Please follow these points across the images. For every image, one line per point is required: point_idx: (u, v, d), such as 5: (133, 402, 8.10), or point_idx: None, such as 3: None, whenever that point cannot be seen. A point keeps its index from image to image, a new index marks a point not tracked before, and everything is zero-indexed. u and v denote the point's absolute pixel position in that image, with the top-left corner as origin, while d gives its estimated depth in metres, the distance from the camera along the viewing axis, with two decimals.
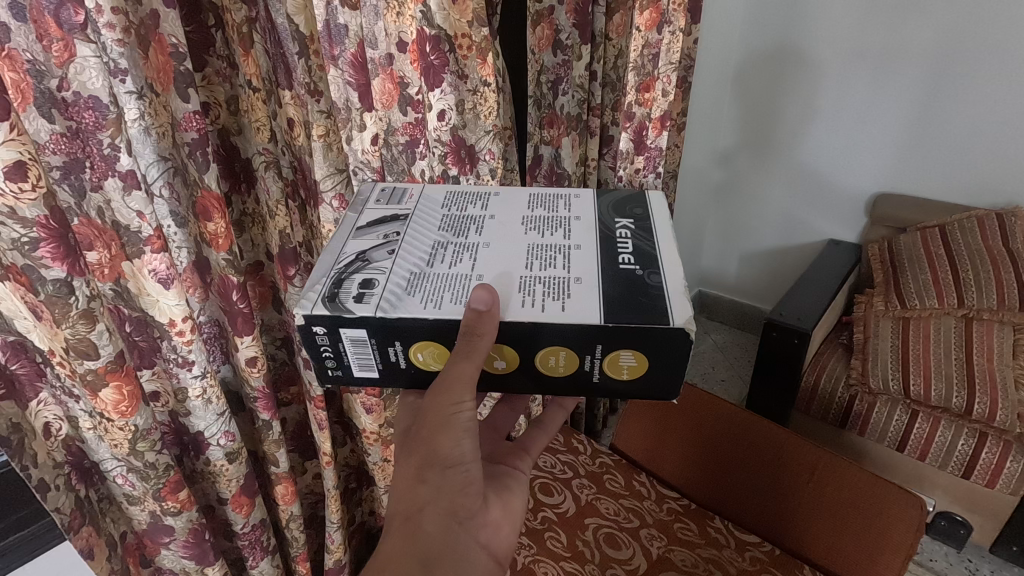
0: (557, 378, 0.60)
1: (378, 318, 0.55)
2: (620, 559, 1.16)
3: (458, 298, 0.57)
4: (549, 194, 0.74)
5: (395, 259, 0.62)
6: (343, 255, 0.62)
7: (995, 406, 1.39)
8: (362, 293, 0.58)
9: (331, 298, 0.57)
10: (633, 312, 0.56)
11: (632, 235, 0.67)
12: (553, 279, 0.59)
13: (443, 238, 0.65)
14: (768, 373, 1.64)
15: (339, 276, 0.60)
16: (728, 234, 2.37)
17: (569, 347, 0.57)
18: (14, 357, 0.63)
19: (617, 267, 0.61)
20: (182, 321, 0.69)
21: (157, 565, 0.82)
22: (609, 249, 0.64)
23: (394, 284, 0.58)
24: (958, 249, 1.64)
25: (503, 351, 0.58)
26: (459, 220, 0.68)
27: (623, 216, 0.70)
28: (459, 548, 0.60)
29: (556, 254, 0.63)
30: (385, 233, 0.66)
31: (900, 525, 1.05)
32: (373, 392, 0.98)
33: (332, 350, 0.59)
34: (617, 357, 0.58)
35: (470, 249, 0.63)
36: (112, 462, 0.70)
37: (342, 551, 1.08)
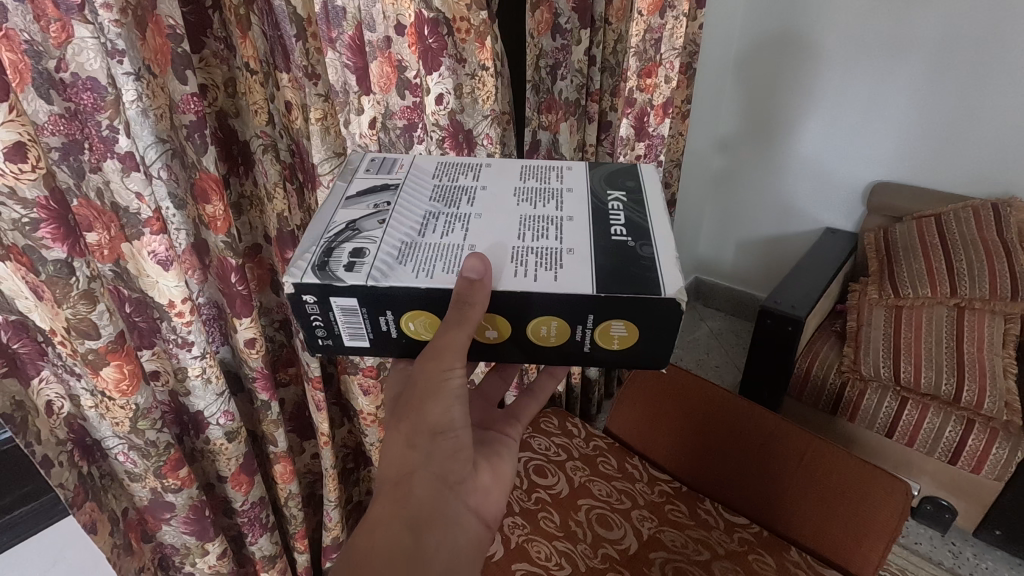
0: (547, 347, 0.61)
1: (368, 286, 0.56)
2: (612, 539, 1.17)
3: (450, 267, 0.58)
4: (540, 166, 0.75)
5: (386, 229, 0.62)
6: (333, 225, 0.63)
7: (984, 394, 1.42)
8: (352, 262, 0.58)
9: (320, 267, 0.58)
10: (623, 283, 0.57)
11: (625, 208, 0.67)
12: (545, 250, 0.60)
13: (436, 207, 0.66)
14: (761, 360, 1.66)
15: (330, 245, 0.61)
16: (726, 220, 2.37)
17: (560, 316, 0.58)
18: (16, 337, 0.63)
19: (609, 238, 0.62)
20: (181, 303, 0.70)
21: (159, 541, 0.84)
22: (601, 222, 0.64)
23: (387, 253, 0.59)
24: (954, 239, 1.65)
25: (494, 321, 0.59)
26: (451, 190, 0.69)
27: (619, 188, 0.70)
28: (449, 510, 0.62)
29: (549, 225, 0.64)
30: (376, 202, 0.67)
31: (885, 509, 1.07)
32: (370, 374, 0.99)
33: (322, 319, 0.60)
34: (608, 326, 0.59)
35: (463, 219, 0.64)
36: (114, 439, 0.71)
37: (340, 529, 1.11)
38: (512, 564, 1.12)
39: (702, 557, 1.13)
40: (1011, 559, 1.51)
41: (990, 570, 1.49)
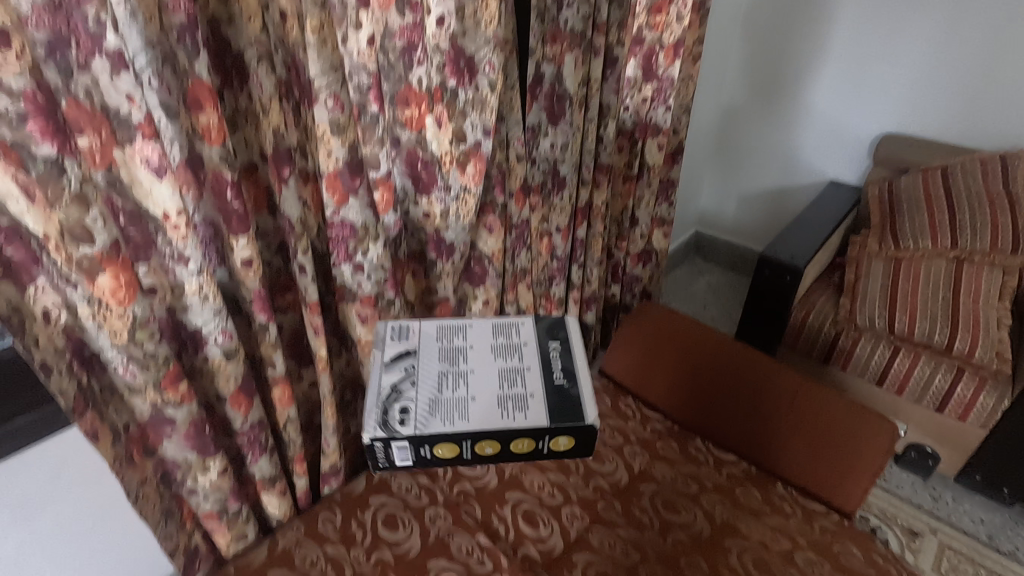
0: (522, 454, 0.81)
1: (415, 433, 0.77)
2: (604, 472, 1.20)
3: (461, 417, 0.79)
4: (506, 321, 0.95)
5: (416, 389, 0.83)
6: (381, 391, 0.83)
7: (975, 345, 1.44)
8: (399, 426, 0.78)
9: (384, 426, 0.78)
10: (561, 414, 0.79)
11: (562, 352, 0.89)
12: (516, 396, 0.82)
13: (439, 358, 0.88)
14: (757, 310, 1.67)
15: (383, 407, 0.80)
16: (729, 173, 2.34)
17: (528, 436, 0.78)
18: (9, 242, 0.63)
19: (554, 384, 0.84)
20: (176, 216, 0.69)
21: (161, 456, 0.86)
22: (548, 370, 0.86)
23: (420, 407, 0.80)
24: (959, 192, 1.62)
25: (486, 451, 0.80)
26: (445, 351, 0.89)
27: (557, 331, 0.92)
28: None
29: (516, 376, 0.85)
30: (405, 365, 0.86)
31: (872, 444, 1.11)
32: (368, 303, 1.00)
33: (384, 456, 0.79)
34: (558, 442, 0.80)
35: (464, 376, 0.85)
36: (112, 353, 0.72)
37: (337, 455, 1.13)
38: (506, 493, 1.15)
39: (690, 489, 1.16)
40: (989, 503, 1.55)
41: (968, 513, 1.53)
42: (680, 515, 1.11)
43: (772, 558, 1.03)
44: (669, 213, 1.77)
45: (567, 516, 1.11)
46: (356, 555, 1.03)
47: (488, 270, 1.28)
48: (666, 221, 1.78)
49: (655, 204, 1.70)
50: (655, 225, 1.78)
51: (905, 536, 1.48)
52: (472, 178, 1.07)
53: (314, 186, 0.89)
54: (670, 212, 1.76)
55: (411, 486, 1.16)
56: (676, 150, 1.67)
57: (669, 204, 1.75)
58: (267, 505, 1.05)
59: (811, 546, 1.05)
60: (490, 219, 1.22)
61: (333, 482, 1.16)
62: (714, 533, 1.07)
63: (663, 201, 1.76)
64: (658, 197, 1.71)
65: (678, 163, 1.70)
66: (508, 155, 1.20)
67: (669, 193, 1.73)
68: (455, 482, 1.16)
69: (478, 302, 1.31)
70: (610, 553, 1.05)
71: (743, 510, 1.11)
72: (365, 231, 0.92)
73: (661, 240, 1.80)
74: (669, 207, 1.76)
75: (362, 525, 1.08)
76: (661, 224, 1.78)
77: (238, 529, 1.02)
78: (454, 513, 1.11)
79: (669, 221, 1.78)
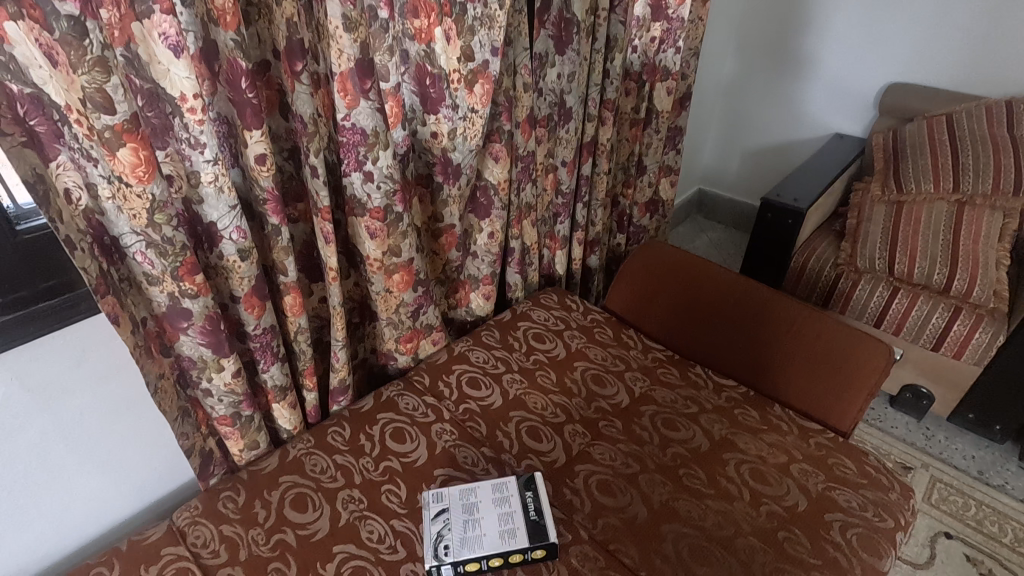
0: None
1: (457, 559, 0.89)
2: (605, 395, 1.21)
3: None
4: None
5: None
6: None
7: (973, 283, 1.45)
8: (444, 554, 0.90)
9: None
10: None
11: (538, 502, 0.97)
12: None
13: (460, 507, 0.96)
14: (760, 254, 1.69)
15: None
16: (734, 128, 2.34)
17: None
18: (32, 112, 0.64)
19: None
20: (193, 98, 0.71)
21: (177, 353, 0.89)
22: None
23: (454, 540, 0.92)
24: (963, 135, 1.58)
25: (495, 563, 0.91)
26: (464, 499, 0.98)
27: (534, 480, 1.00)
28: None
29: None
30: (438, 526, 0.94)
31: (869, 366, 1.13)
32: (377, 216, 1.02)
33: None
34: None
35: None
36: (132, 237, 0.75)
37: (346, 372, 1.15)
38: (510, 411, 1.17)
39: (690, 410, 1.18)
40: (981, 442, 1.59)
41: (960, 450, 1.56)
42: (679, 433, 1.13)
43: (769, 469, 1.06)
44: (675, 161, 1.78)
45: (569, 433, 1.13)
46: (364, 464, 1.05)
47: (493, 201, 1.27)
48: (674, 170, 1.79)
49: (664, 151, 1.71)
50: (661, 174, 1.78)
51: (899, 470, 1.52)
52: (479, 99, 1.08)
53: (324, 91, 0.91)
54: (676, 160, 1.77)
55: (417, 405, 1.17)
56: (683, 96, 1.67)
57: (676, 152, 1.76)
58: (278, 416, 1.07)
59: (805, 458, 1.08)
60: (497, 147, 1.22)
61: (342, 401, 1.18)
62: (712, 448, 1.10)
63: (670, 149, 1.77)
64: (666, 145, 1.72)
65: (686, 110, 1.70)
66: (516, 82, 1.18)
67: (677, 141, 1.74)
68: (461, 401, 1.18)
69: (484, 234, 1.30)
70: (611, 464, 1.07)
71: (741, 428, 1.14)
72: (376, 137, 0.95)
73: (667, 189, 1.81)
74: (676, 155, 1.77)
75: (370, 437, 1.10)
76: (667, 173, 1.80)
77: (251, 437, 1.03)
78: (461, 428, 1.13)
79: (675, 169, 1.79)
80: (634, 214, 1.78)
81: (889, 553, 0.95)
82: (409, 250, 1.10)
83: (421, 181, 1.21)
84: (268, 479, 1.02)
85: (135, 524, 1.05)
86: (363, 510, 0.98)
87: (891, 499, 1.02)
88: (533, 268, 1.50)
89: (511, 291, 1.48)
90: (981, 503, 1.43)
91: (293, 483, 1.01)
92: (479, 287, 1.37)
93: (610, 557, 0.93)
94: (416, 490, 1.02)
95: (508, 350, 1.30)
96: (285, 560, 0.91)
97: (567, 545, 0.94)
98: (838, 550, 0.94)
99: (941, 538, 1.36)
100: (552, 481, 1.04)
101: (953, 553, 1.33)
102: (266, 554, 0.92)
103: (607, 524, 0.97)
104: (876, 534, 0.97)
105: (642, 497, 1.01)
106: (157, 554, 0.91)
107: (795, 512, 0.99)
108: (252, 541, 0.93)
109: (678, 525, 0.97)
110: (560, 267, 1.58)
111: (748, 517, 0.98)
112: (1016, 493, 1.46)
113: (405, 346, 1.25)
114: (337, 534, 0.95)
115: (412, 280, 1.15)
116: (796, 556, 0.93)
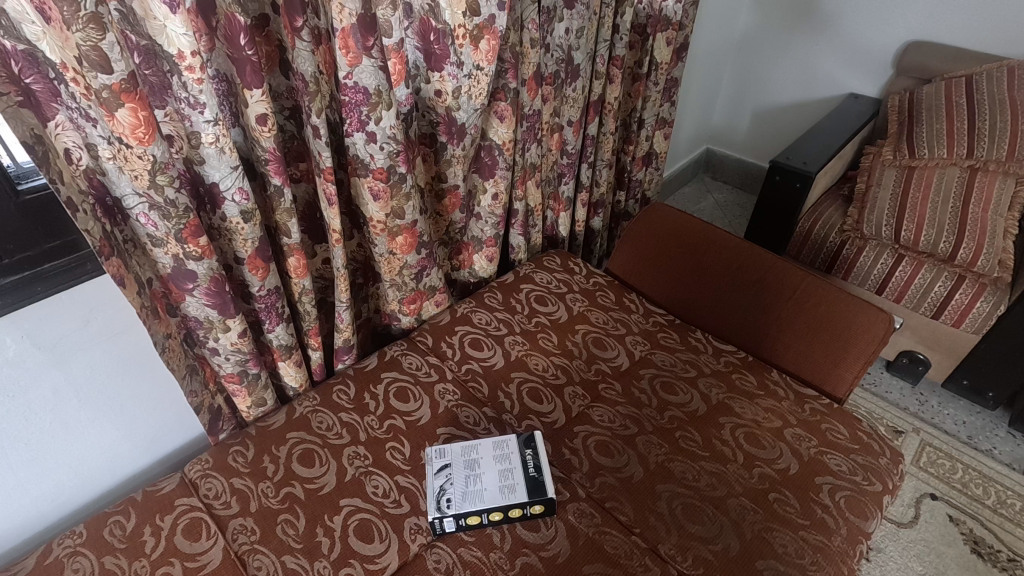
0: None
1: (459, 512, 0.92)
2: (606, 357, 1.23)
3: None
4: None
5: None
6: None
7: (979, 251, 1.43)
8: (446, 507, 0.93)
9: None
10: None
11: (538, 459, 1.00)
12: None
13: (461, 463, 1.00)
14: (765, 218, 1.68)
15: None
16: (745, 85, 2.27)
17: None
18: (27, 69, 0.63)
19: None
20: (191, 55, 0.69)
21: (184, 314, 0.90)
22: None
23: (455, 494, 0.95)
24: (981, 98, 1.52)
25: (495, 517, 0.94)
26: (466, 455, 1.01)
27: (533, 440, 1.03)
28: None
29: None
30: (440, 482, 0.97)
31: (867, 335, 1.14)
32: (380, 177, 1.01)
33: None
34: None
35: None
36: (134, 199, 0.75)
37: (350, 332, 1.16)
38: (511, 372, 1.19)
39: (689, 374, 1.20)
40: (973, 407, 1.61)
41: (951, 416, 1.59)
42: (677, 396, 1.15)
43: (763, 433, 1.08)
44: (670, 114, 1.73)
45: (569, 395, 1.15)
46: (369, 422, 1.08)
47: (498, 161, 1.24)
48: (670, 123, 1.74)
49: (661, 103, 1.65)
50: (658, 127, 1.73)
51: (889, 433, 1.55)
52: (485, 55, 1.04)
53: (325, 48, 0.89)
54: (672, 113, 1.72)
55: (420, 364, 1.19)
56: (682, 46, 1.60)
57: (672, 105, 1.71)
58: (285, 374, 1.09)
59: (799, 423, 1.11)
60: (501, 106, 1.18)
61: (346, 359, 1.20)
62: (709, 411, 1.12)
63: (666, 101, 1.71)
64: (663, 98, 1.65)
65: (684, 61, 1.64)
66: (522, 38, 1.12)
67: (673, 93, 1.68)
68: (463, 361, 1.20)
69: (488, 195, 1.29)
70: (610, 426, 1.10)
71: (738, 393, 1.16)
72: (379, 97, 0.92)
73: (662, 141, 1.77)
74: (672, 107, 1.71)
75: (375, 396, 1.12)
76: (663, 125, 1.75)
77: (258, 395, 1.06)
78: (463, 388, 1.16)
79: (670, 122, 1.74)
80: (633, 170, 1.76)
81: (875, 515, 0.99)
82: (413, 212, 1.10)
83: (425, 140, 1.19)
84: (276, 436, 1.05)
85: (149, 475, 1.09)
86: (368, 466, 1.01)
87: (881, 463, 1.06)
88: (536, 230, 1.49)
89: (514, 253, 1.48)
90: (968, 466, 1.47)
91: (301, 439, 1.04)
92: (482, 249, 1.37)
93: (606, 515, 0.96)
94: (419, 447, 1.05)
95: (510, 313, 1.31)
96: (294, 512, 0.95)
97: (565, 502, 0.98)
98: (826, 511, 0.98)
99: (926, 500, 1.41)
100: (552, 441, 1.07)
101: (937, 514, 1.38)
102: (276, 506, 0.95)
103: (604, 483, 1.01)
104: (863, 497, 1.00)
105: (638, 457, 1.04)
106: (171, 505, 0.95)
107: (786, 475, 1.02)
108: (262, 494, 0.97)
109: (673, 484, 1.01)
110: (563, 229, 1.57)
111: (740, 479, 1.02)
112: (1002, 457, 1.49)
113: (409, 307, 1.26)
114: (344, 488, 0.98)
115: (416, 242, 1.15)
116: (785, 517, 0.96)
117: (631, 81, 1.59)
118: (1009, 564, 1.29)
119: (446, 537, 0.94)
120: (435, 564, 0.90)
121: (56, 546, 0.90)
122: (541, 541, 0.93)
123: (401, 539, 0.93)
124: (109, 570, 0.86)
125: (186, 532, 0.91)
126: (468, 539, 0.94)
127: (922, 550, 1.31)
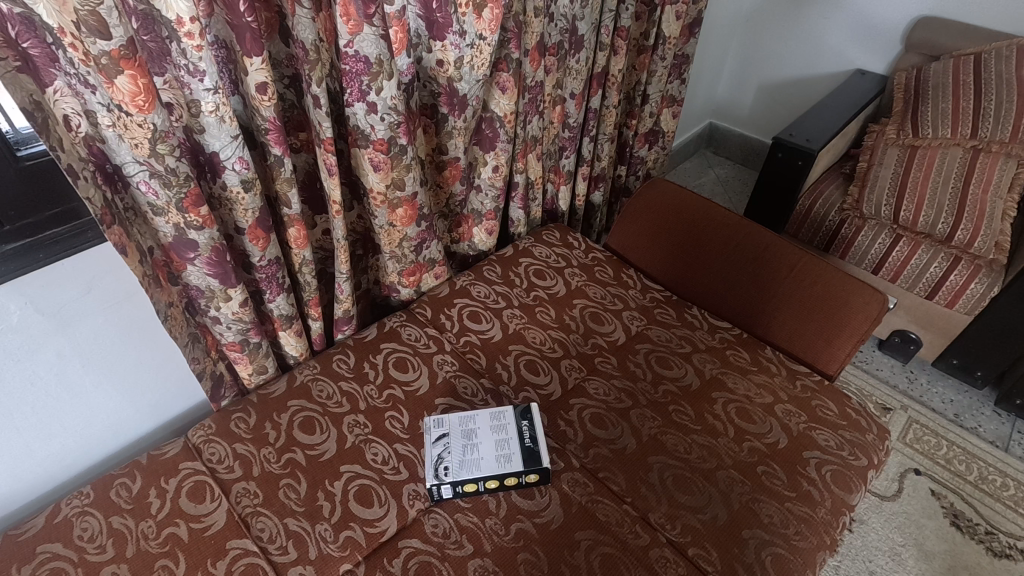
0: None
1: (457, 480, 0.94)
2: (603, 332, 1.24)
3: None
4: None
5: None
6: None
7: (976, 233, 1.43)
8: (444, 475, 0.95)
9: None
10: None
11: (533, 430, 1.02)
12: None
13: (459, 433, 1.02)
14: (765, 197, 1.68)
15: None
16: (750, 59, 2.24)
17: None
18: (24, 33, 0.63)
19: None
20: (190, 21, 0.69)
21: (185, 282, 0.90)
22: None
23: (453, 462, 0.97)
24: (988, 78, 1.49)
25: (490, 485, 0.97)
26: (464, 425, 1.03)
27: (530, 411, 1.05)
28: None
29: None
30: (438, 451, 1.00)
31: (861, 315, 1.16)
32: (381, 148, 1.01)
33: None
34: None
35: None
36: (135, 166, 0.75)
37: (350, 303, 1.17)
38: (509, 345, 1.20)
39: (684, 349, 1.21)
40: (961, 386, 1.64)
41: (939, 394, 1.62)
42: (672, 370, 1.17)
43: (755, 409, 1.11)
44: (677, 89, 1.70)
45: (566, 367, 1.17)
46: (369, 391, 1.10)
47: (499, 134, 1.23)
48: (676, 99, 1.72)
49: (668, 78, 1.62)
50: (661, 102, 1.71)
51: (878, 411, 1.59)
52: (489, 24, 1.03)
53: (325, 15, 0.87)
54: (679, 88, 1.69)
55: (419, 336, 1.21)
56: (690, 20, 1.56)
57: (679, 81, 1.68)
58: (285, 343, 1.10)
59: (791, 399, 1.13)
60: (504, 77, 1.16)
61: (345, 330, 1.21)
62: (702, 386, 1.14)
63: (674, 77, 1.68)
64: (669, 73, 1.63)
65: (694, 36, 1.60)
66: (526, 6, 1.09)
67: (680, 68, 1.65)
68: (461, 334, 1.21)
69: (489, 168, 1.28)
70: (606, 399, 1.12)
71: (732, 368, 1.18)
72: (379, 67, 0.91)
73: (668, 118, 1.75)
74: (678, 82, 1.68)
75: (374, 366, 1.14)
76: (670, 103, 1.73)
77: (259, 363, 1.07)
78: (461, 360, 1.17)
79: (677, 98, 1.71)
80: (634, 146, 1.76)
81: (859, 488, 1.02)
82: (413, 184, 1.10)
83: (426, 111, 1.18)
84: (277, 403, 1.07)
85: (151, 440, 1.12)
86: (367, 434, 1.04)
87: (868, 439, 1.08)
88: (536, 204, 1.49)
89: (514, 227, 1.48)
90: (952, 443, 1.51)
91: (302, 407, 1.06)
92: (482, 222, 1.38)
93: (598, 484, 0.99)
94: (417, 417, 1.07)
95: (509, 286, 1.32)
96: (295, 477, 0.97)
97: (560, 472, 1.01)
98: (812, 484, 1.01)
99: (910, 474, 1.45)
100: (550, 413, 1.09)
101: (919, 488, 1.42)
102: (278, 471, 0.98)
103: (598, 454, 1.03)
104: (849, 471, 1.03)
105: (632, 429, 1.07)
106: (176, 468, 0.97)
107: (775, 448, 1.05)
108: (263, 459, 0.99)
109: (664, 456, 1.03)
110: (563, 203, 1.57)
111: (729, 451, 1.04)
112: (986, 435, 1.53)
113: (409, 279, 1.26)
114: (344, 455, 1.00)
115: (416, 214, 1.15)
116: (770, 488, 1.00)
117: (636, 53, 1.57)
118: (986, 537, 1.33)
119: (443, 503, 0.97)
120: (433, 528, 0.93)
121: (65, 505, 0.92)
122: (535, 508, 0.96)
123: (399, 504, 0.95)
124: (116, 530, 0.89)
125: (191, 494, 0.94)
126: (464, 505, 0.97)
127: (903, 522, 1.36)
